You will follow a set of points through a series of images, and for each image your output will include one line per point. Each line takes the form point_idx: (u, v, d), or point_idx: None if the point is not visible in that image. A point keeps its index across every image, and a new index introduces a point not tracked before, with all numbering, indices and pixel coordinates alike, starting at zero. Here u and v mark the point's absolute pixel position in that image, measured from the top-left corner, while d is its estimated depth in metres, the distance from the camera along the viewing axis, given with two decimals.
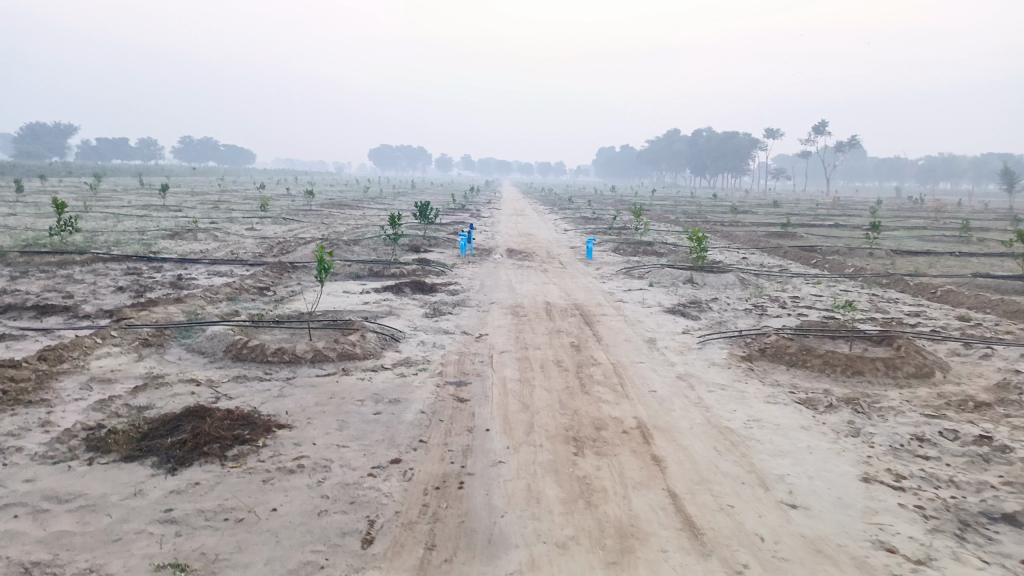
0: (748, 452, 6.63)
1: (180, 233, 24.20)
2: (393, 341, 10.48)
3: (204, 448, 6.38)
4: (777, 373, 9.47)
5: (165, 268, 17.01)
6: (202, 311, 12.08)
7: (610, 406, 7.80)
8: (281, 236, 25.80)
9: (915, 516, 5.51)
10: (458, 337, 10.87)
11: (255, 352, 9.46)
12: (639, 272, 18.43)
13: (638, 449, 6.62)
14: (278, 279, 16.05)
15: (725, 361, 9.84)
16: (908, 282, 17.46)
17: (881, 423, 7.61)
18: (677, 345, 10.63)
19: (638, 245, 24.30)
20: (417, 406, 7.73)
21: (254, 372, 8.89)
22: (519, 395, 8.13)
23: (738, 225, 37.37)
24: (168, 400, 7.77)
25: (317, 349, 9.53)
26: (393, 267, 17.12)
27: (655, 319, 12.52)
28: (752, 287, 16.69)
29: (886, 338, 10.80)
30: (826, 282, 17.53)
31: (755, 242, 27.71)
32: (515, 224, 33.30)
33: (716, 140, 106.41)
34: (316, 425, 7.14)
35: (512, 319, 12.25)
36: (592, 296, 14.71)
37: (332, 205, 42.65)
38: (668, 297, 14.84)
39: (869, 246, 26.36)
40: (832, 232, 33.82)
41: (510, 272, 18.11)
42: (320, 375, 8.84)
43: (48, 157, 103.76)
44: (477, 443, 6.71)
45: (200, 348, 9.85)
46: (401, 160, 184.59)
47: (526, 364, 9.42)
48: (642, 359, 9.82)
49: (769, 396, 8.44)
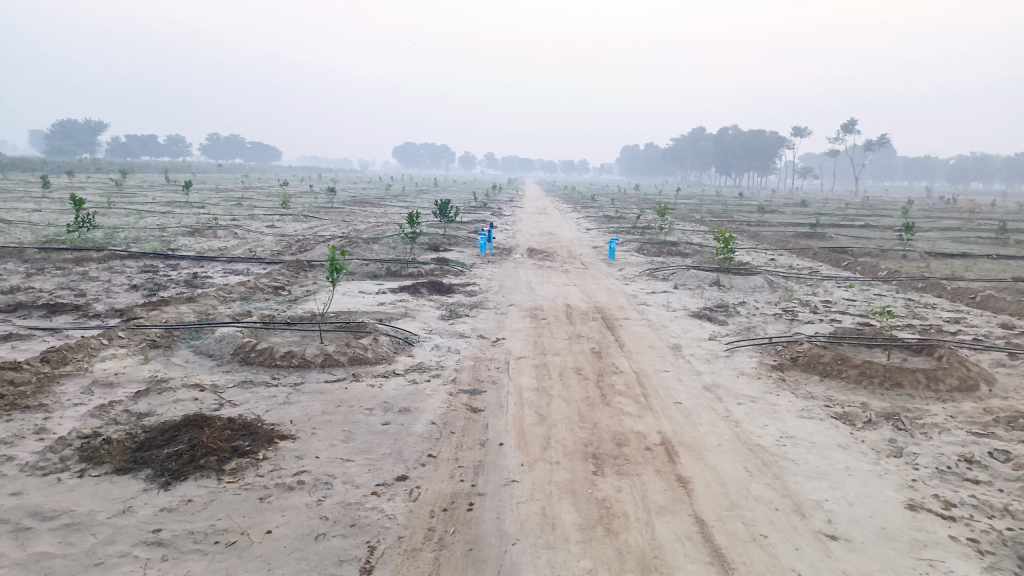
0: (781, 474, 6.14)
1: (200, 230, 24.08)
2: (407, 344, 10.11)
3: (200, 461, 6.03)
4: (810, 384, 8.94)
5: (182, 266, 16.81)
6: (214, 311, 11.80)
7: (633, 419, 7.34)
8: (301, 233, 25.61)
9: (969, 551, 4.98)
10: (474, 342, 10.46)
11: (263, 356, 9.13)
12: (663, 273, 17.91)
13: (662, 469, 6.17)
14: (294, 278, 15.78)
15: (754, 370, 9.33)
16: (945, 287, 16.73)
17: (925, 442, 7.05)
18: (703, 352, 10.13)
19: (662, 245, 23.75)
20: (427, 416, 7.33)
21: (261, 377, 8.56)
22: (536, 405, 7.70)
23: (766, 225, 36.58)
24: (170, 407, 7.46)
25: (327, 354, 9.18)
26: (411, 267, 16.75)
27: (680, 324, 12.02)
28: (781, 290, 16.09)
29: (925, 347, 10.19)
30: (859, 286, 16.87)
31: (783, 243, 27.02)
32: (537, 222, 32.91)
33: (743, 139, 104.81)
34: (321, 436, 6.77)
35: (531, 323, 11.81)
36: (615, 298, 14.23)
37: (354, 202, 42.54)
38: (694, 301, 14.30)
39: (902, 248, 25.53)
40: (864, 232, 32.91)
41: (530, 272, 17.68)
42: (329, 381, 8.48)
43: (78, 154, 105.16)
44: (489, 459, 6.29)
45: (209, 351, 9.55)
46: (424, 158, 184.69)
47: (544, 371, 8.98)
48: (666, 367, 9.33)
49: (803, 410, 7.92)
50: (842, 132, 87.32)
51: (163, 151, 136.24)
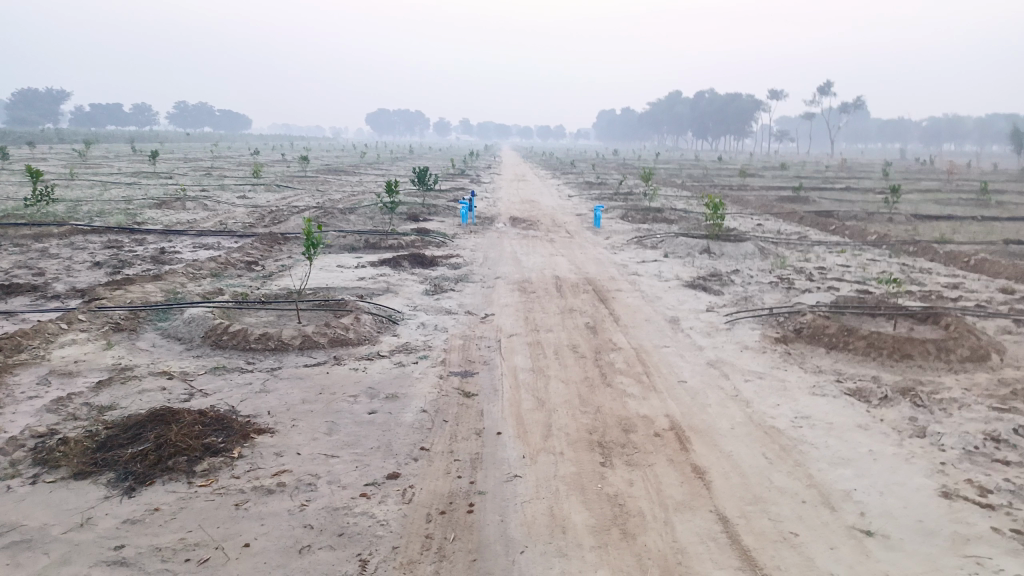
0: (803, 463, 5.69)
1: (167, 202, 23.04)
2: (390, 323, 9.53)
3: (168, 462, 5.44)
4: (817, 358, 8.52)
5: (148, 241, 15.94)
6: (182, 290, 11.06)
7: (637, 402, 6.84)
8: (275, 204, 24.70)
9: (1016, 545, 4.58)
10: (462, 319, 9.90)
11: (236, 339, 8.48)
12: (651, 241, 17.40)
13: (675, 457, 5.71)
14: (267, 252, 15.02)
15: (758, 344, 8.87)
16: (938, 251, 16.40)
17: (947, 420, 6.65)
18: (703, 325, 9.67)
19: (647, 212, 23.24)
20: (416, 404, 6.78)
21: (236, 362, 7.94)
22: (533, 389, 7.18)
23: (748, 188, 36.10)
24: (135, 398, 6.83)
25: (305, 335, 8.56)
26: (390, 239, 16.04)
27: (675, 295, 11.55)
28: (773, 257, 15.66)
29: (932, 316, 9.80)
30: (852, 251, 16.49)
31: (768, 207, 26.59)
32: (517, 190, 32.13)
33: (719, 102, 104.09)
34: (302, 429, 6.20)
35: (520, 297, 11.24)
36: (604, 269, 13.70)
37: (329, 171, 41.39)
38: (686, 270, 13.81)
39: (888, 210, 25.26)
40: (847, 195, 32.58)
41: (514, 242, 17.07)
42: (309, 365, 7.89)
43: (41, 125, 101.82)
44: (487, 452, 5.77)
45: (177, 334, 8.87)
46: (399, 125, 181.58)
47: (538, 350, 8.45)
48: (666, 342, 8.85)
49: (814, 387, 7.48)
50: (818, 95, 86.89)
51: (130, 120, 132.34)
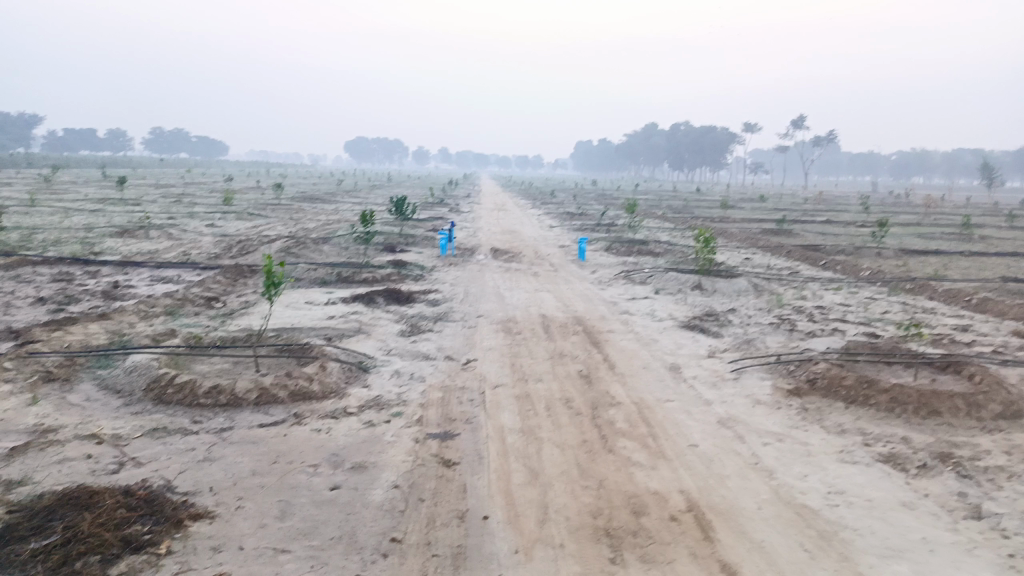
0: (849, 557, 4.77)
1: (129, 231, 21.86)
2: (360, 370, 8.52)
3: (76, 563, 4.37)
4: (837, 415, 7.66)
5: (102, 274, 14.77)
6: (130, 331, 9.97)
7: (645, 473, 5.90)
8: (244, 233, 23.59)
9: None
10: (441, 365, 8.93)
11: (182, 393, 7.43)
12: (640, 276, 16.60)
13: (697, 550, 4.77)
14: (230, 286, 13.93)
15: (771, 398, 7.98)
16: (936, 288, 15.76)
17: (1001, 495, 5.79)
18: (707, 373, 8.80)
19: (632, 244, 22.55)
20: (388, 477, 5.78)
21: (180, 422, 6.87)
22: (523, 455, 6.20)
23: (731, 220, 35.66)
24: (52, 470, 5.74)
25: (263, 388, 7.52)
26: (364, 272, 15.07)
27: (672, 337, 10.69)
28: (768, 294, 14.91)
29: (952, 365, 9.01)
30: (849, 288, 15.81)
31: (754, 240, 26.06)
32: (497, 219, 31.39)
33: (697, 134, 105.00)
34: (249, 513, 5.16)
35: (504, 339, 10.29)
36: (593, 307, 12.85)
37: (305, 199, 40.34)
38: (680, 308, 12.98)
39: (877, 244, 24.82)
40: (832, 228, 32.23)
41: (496, 276, 16.16)
42: (264, 426, 6.84)
43: (11, 148, 99.71)
44: (473, 544, 4.79)
45: (116, 386, 7.78)
46: (377, 153, 180.92)
47: (528, 405, 7.48)
48: (669, 395, 7.95)
49: (842, 453, 6.59)
50: (793, 128, 87.74)
51: (103, 144, 130.28)
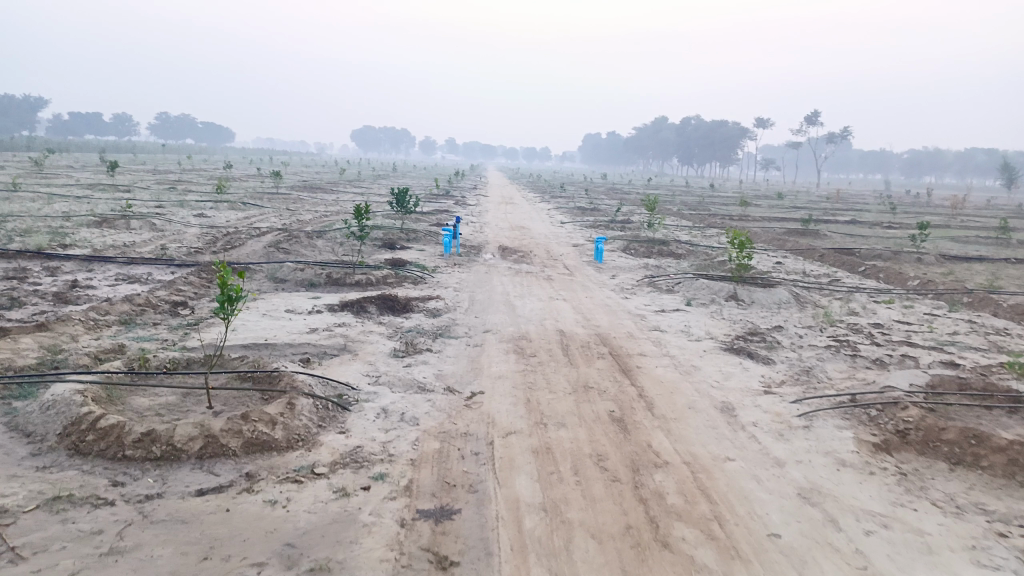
0: None
1: (110, 219, 20.21)
2: (336, 409, 6.84)
3: None
4: (948, 486, 5.92)
5: (62, 271, 13.14)
6: (69, 347, 8.32)
7: None
8: (234, 225, 21.95)
9: None
10: (440, 401, 7.25)
11: (106, 441, 5.75)
12: (666, 282, 14.90)
13: None
14: (204, 288, 12.30)
15: (858, 460, 6.26)
16: (999, 303, 13.96)
17: None
18: (769, 418, 7.10)
19: (651, 244, 20.82)
20: None
21: (94, 486, 5.20)
22: (548, 553, 4.52)
23: (751, 219, 33.92)
24: None
25: (209, 437, 5.84)
26: (357, 273, 13.42)
27: (716, 363, 9.01)
28: (812, 307, 13.19)
29: None
30: (901, 302, 14.03)
31: (780, 241, 24.30)
32: (505, 214, 29.72)
33: (708, 129, 102.69)
34: None
35: (517, 364, 8.61)
36: (617, 320, 11.18)
37: (308, 188, 38.69)
38: (718, 325, 11.26)
39: (915, 249, 23.04)
40: (860, 230, 30.41)
41: (505, 280, 14.47)
42: (204, 494, 5.17)
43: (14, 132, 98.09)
44: None
45: (26, 427, 6.12)
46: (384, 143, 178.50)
47: (550, 465, 5.79)
48: (729, 451, 6.25)
49: (973, 550, 4.89)
50: (807, 125, 85.81)
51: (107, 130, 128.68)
